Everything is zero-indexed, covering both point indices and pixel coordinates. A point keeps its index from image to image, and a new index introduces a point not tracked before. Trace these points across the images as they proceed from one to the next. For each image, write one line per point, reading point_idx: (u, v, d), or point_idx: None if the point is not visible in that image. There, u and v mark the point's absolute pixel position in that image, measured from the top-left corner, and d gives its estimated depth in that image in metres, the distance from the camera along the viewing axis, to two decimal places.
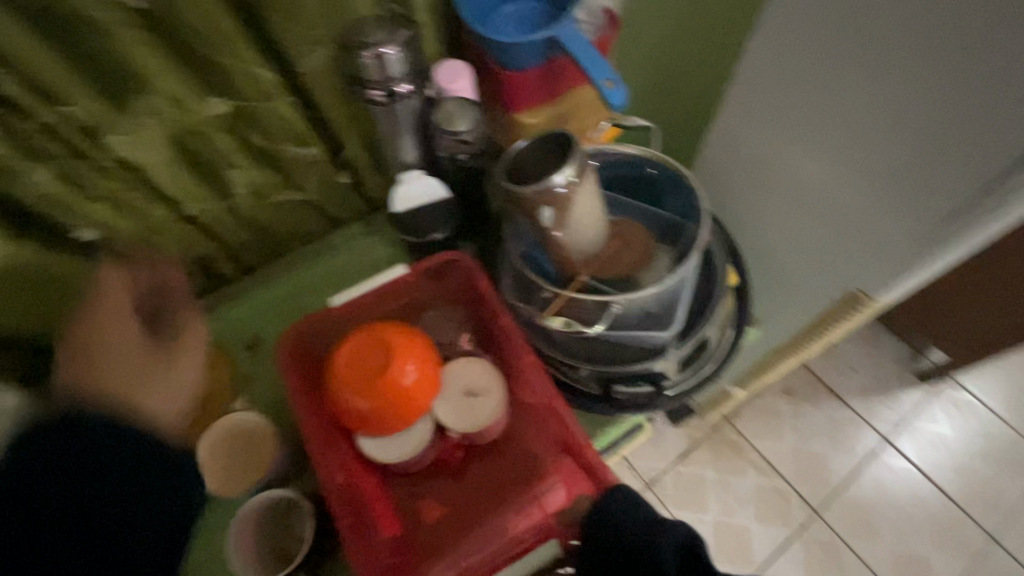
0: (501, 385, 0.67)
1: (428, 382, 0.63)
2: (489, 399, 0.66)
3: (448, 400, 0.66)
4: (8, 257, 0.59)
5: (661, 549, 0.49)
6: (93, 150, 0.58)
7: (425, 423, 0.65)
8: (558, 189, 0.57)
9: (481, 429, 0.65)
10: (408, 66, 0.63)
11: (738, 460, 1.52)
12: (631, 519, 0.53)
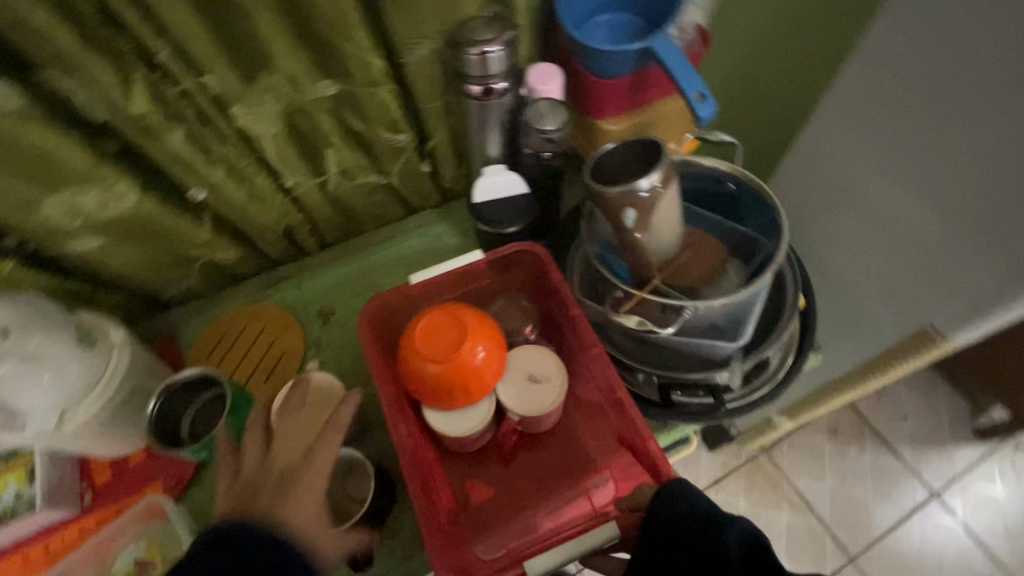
0: (563, 375, 0.69)
1: (495, 364, 0.65)
2: (550, 387, 0.68)
3: (511, 383, 0.69)
4: (134, 209, 0.65)
5: (725, 546, 0.50)
6: (219, 118, 0.64)
7: (487, 402, 0.67)
8: (642, 192, 0.58)
9: (542, 412, 0.67)
10: (507, 64, 0.66)
11: (773, 495, 1.47)
12: (691, 514, 0.53)
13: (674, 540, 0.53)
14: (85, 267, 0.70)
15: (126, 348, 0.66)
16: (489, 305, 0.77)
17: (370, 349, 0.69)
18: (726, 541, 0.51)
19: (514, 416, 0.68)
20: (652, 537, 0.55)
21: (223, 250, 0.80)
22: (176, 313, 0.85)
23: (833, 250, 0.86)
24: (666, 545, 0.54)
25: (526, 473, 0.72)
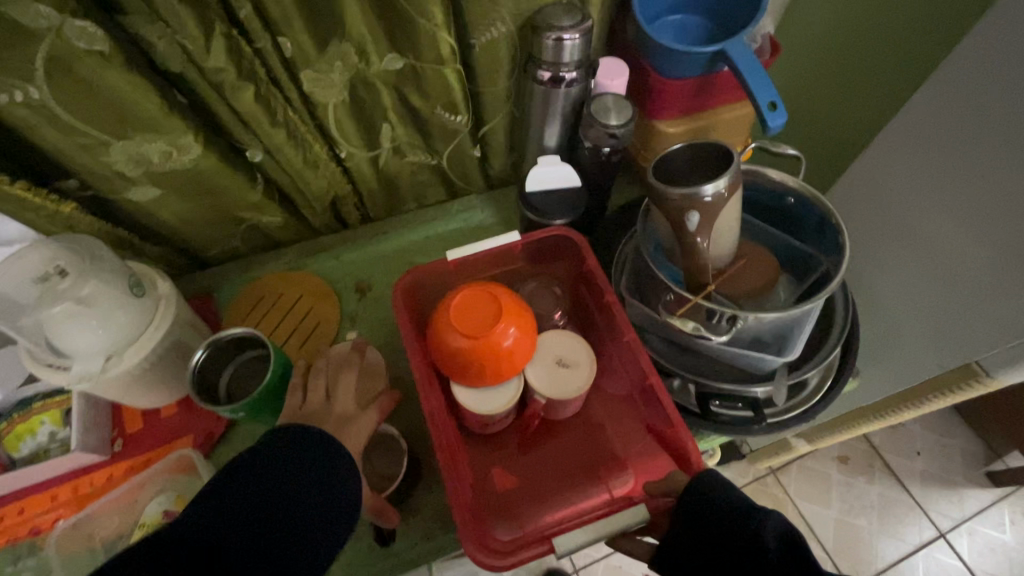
0: (593, 363, 0.68)
1: (527, 344, 0.64)
2: (579, 372, 0.68)
3: (540, 365, 0.68)
4: (194, 162, 0.64)
5: (763, 538, 0.49)
6: (287, 81, 0.64)
7: (515, 381, 0.66)
8: (706, 197, 0.58)
9: (573, 395, 0.66)
10: (580, 55, 0.66)
11: None
12: (728, 502, 0.53)
13: (709, 527, 0.53)
14: (137, 216, 0.70)
15: (172, 299, 0.66)
16: (520, 288, 0.79)
17: (404, 323, 0.69)
18: (764, 532, 0.49)
19: (541, 398, 0.67)
20: (686, 523, 0.54)
21: (270, 214, 0.80)
22: (215, 272, 0.85)
23: (881, 279, 0.84)
24: (700, 531, 0.53)
25: (550, 459, 0.72)
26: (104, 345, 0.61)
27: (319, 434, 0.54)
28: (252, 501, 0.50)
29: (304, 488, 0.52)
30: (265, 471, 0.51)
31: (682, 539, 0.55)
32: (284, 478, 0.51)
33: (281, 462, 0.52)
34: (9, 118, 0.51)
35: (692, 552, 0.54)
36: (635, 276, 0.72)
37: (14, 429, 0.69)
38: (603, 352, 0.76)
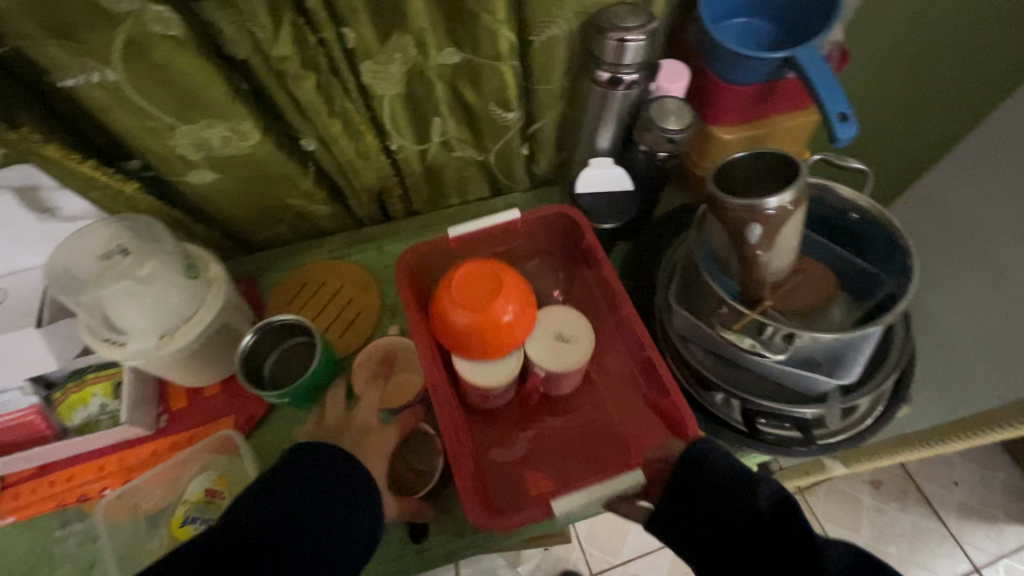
0: (593, 337, 0.67)
1: (526, 321, 0.62)
2: (578, 346, 0.66)
3: (540, 340, 0.66)
4: (251, 149, 0.65)
5: (758, 506, 0.55)
6: (346, 72, 0.64)
7: (515, 356, 0.64)
8: (770, 211, 0.55)
9: (574, 369, 0.65)
10: (643, 56, 0.64)
11: None
12: (726, 470, 0.58)
13: (707, 491, 0.58)
14: (193, 198, 0.71)
15: (219, 282, 0.67)
16: (523, 268, 0.79)
17: (406, 296, 0.68)
18: (757, 497, 0.55)
19: (540, 370, 0.66)
20: (685, 486, 0.59)
21: (318, 203, 0.80)
22: (261, 256, 0.86)
23: (955, 307, 0.81)
24: (697, 493, 0.58)
25: (556, 436, 0.71)
26: (156, 325, 0.62)
27: (343, 455, 0.56)
28: (278, 528, 0.51)
29: (329, 517, 0.53)
30: (288, 496, 0.53)
31: (678, 502, 0.59)
32: (309, 502, 0.53)
33: (312, 487, 0.54)
34: (84, 98, 0.52)
35: (685, 513, 0.59)
36: (684, 284, 0.69)
37: (69, 398, 0.71)
38: (603, 331, 0.75)
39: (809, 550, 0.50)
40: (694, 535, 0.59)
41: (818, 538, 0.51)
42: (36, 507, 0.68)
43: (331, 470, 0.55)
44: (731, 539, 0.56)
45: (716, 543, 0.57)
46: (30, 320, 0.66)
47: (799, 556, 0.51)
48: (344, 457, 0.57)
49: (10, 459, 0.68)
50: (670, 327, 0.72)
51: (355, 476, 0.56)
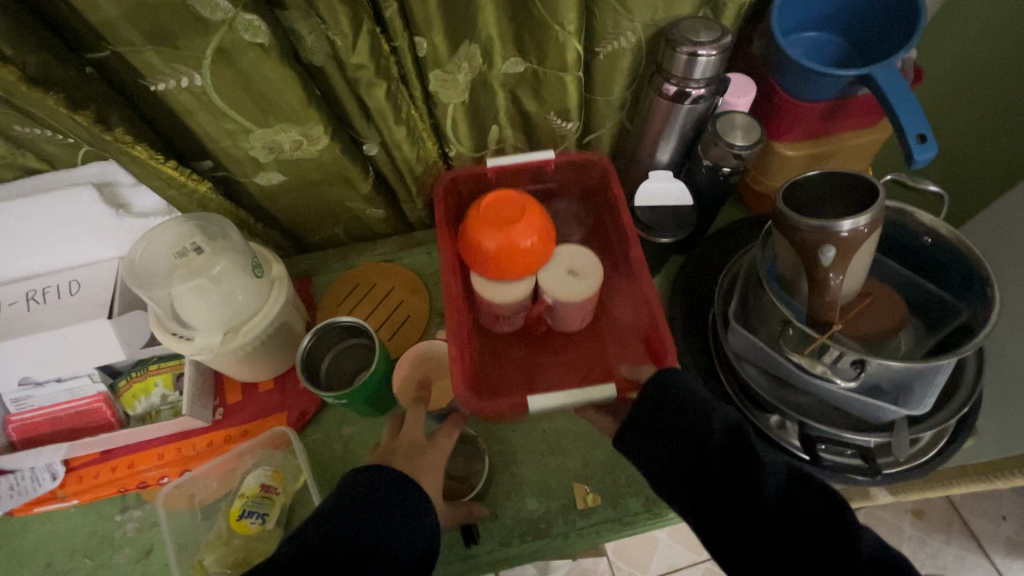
0: (600, 278, 0.72)
1: (539, 251, 0.69)
2: (585, 282, 0.71)
3: (551, 272, 0.72)
4: (318, 152, 0.66)
5: (716, 428, 0.56)
6: (414, 79, 0.65)
7: (527, 282, 0.70)
8: (843, 232, 0.54)
9: (579, 301, 0.71)
10: (713, 70, 0.63)
11: None
12: (692, 395, 0.59)
13: (672, 411, 0.58)
14: (257, 198, 0.73)
15: (282, 282, 0.69)
16: (551, 207, 0.85)
17: (439, 214, 0.75)
18: (716, 420, 0.56)
19: (548, 298, 0.72)
20: (651, 407, 0.60)
21: (374, 206, 0.81)
22: (315, 256, 0.88)
23: None
24: (662, 414, 0.59)
25: (555, 364, 0.78)
26: (222, 322, 0.64)
27: (402, 476, 0.57)
28: (347, 548, 0.51)
29: (391, 548, 0.53)
30: (355, 517, 0.53)
31: (642, 421, 0.60)
32: (374, 523, 0.53)
33: (376, 521, 0.53)
34: (170, 101, 0.54)
35: (647, 431, 0.59)
36: (743, 300, 0.68)
37: (132, 386, 0.73)
38: (614, 273, 0.81)
39: (757, 471, 0.52)
40: (650, 455, 0.59)
41: (765, 461, 0.53)
42: (99, 491, 0.71)
43: (398, 500, 0.55)
44: (684, 458, 0.56)
45: (667, 461, 0.57)
46: (103, 311, 0.69)
47: (747, 475, 0.52)
48: (412, 490, 0.56)
49: (76, 445, 0.70)
50: (727, 348, 0.70)
51: (420, 511, 0.55)
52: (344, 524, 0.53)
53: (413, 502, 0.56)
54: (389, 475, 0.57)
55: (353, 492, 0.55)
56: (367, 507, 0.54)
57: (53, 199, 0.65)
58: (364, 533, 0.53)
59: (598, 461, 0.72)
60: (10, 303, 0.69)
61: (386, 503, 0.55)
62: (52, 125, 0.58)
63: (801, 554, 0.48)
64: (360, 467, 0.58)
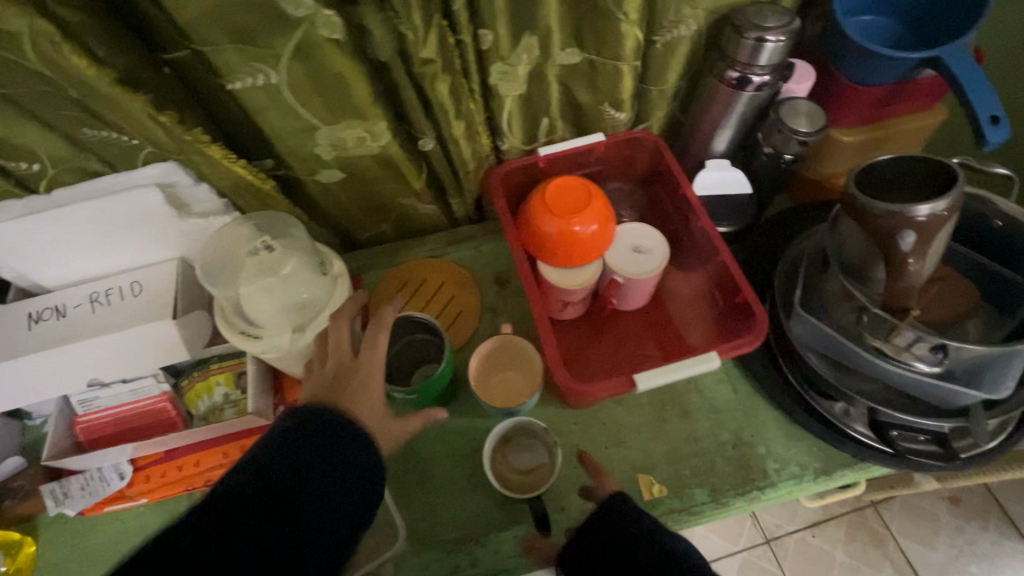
0: (667, 251, 0.73)
1: (604, 235, 0.70)
2: (651, 258, 0.73)
3: (618, 254, 0.74)
4: (380, 147, 0.66)
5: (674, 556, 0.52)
6: (475, 73, 0.65)
7: (594, 265, 0.72)
8: (920, 218, 0.54)
9: (647, 276, 0.72)
10: (779, 56, 0.62)
11: (875, 551, 1.35)
12: (638, 524, 0.55)
13: (619, 540, 0.55)
14: (314, 195, 0.72)
15: (342, 278, 0.69)
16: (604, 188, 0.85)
17: (502, 207, 0.76)
18: (670, 550, 0.53)
19: (618, 277, 0.73)
20: (590, 533, 0.57)
21: (424, 203, 0.81)
22: (362, 254, 0.87)
23: None
24: (608, 541, 0.55)
25: (616, 344, 0.78)
26: (290, 319, 0.63)
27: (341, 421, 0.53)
28: (269, 499, 0.48)
29: (323, 503, 0.49)
30: (283, 466, 0.50)
31: (584, 551, 0.56)
32: (304, 473, 0.50)
33: (306, 474, 0.50)
34: (244, 100, 0.54)
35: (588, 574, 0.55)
36: (807, 288, 0.68)
37: (194, 386, 0.74)
38: (678, 248, 0.81)
39: None
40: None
41: None
42: (168, 490, 0.72)
43: (327, 449, 0.52)
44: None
45: None
46: (167, 312, 0.69)
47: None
48: (366, 452, 0.53)
49: (140, 445, 0.70)
50: (791, 338, 0.70)
51: (351, 458, 0.53)
52: (270, 474, 0.49)
53: (353, 460, 0.52)
54: (325, 422, 0.53)
55: (278, 442, 0.51)
56: (300, 459, 0.50)
57: (118, 201, 0.66)
58: (288, 475, 0.49)
59: (660, 452, 0.72)
60: (76, 305, 0.71)
61: (320, 455, 0.51)
62: (121, 127, 0.58)
63: None
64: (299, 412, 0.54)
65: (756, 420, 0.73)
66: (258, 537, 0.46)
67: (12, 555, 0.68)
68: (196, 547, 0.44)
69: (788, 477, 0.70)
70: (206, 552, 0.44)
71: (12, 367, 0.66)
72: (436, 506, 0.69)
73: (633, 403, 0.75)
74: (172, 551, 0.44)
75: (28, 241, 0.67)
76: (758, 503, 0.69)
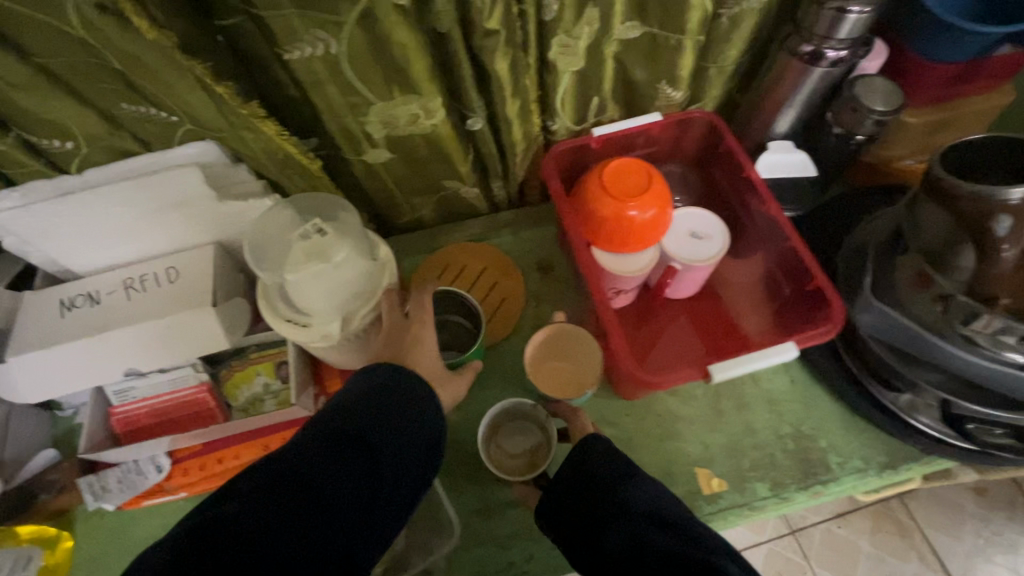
0: (727, 237, 0.70)
1: (664, 219, 0.67)
2: (711, 244, 0.70)
3: (674, 239, 0.71)
4: (431, 126, 0.62)
5: (634, 507, 0.51)
6: (534, 47, 0.61)
7: (652, 251, 0.69)
8: (1012, 201, 0.50)
9: (707, 263, 0.69)
10: (859, 30, 0.58)
11: (901, 543, 1.20)
12: (609, 473, 0.55)
13: (587, 488, 0.55)
14: (358, 176, 0.69)
15: (389, 265, 0.63)
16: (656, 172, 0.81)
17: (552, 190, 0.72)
18: (632, 502, 0.52)
19: (676, 264, 0.69)
20: (562, 477, 0.57)
21: (467, 186, 0.77)
22: (399, 240, 0.84)
23: None
24: (576, 488, 0.56)
25: (669, 332, 0.76)
26: (337, 308, 0.60)
27: (414, 381, 0.51)
28: (346, 455, 0.46)
29: (393, 459, 0.48)
30: (362, 420, 0.48)
31: (556, 500, 0.56)
32: (380, 430, 0.48)
33: (384, 429, 0.48)
34: (300, 72, 0.51)
35: (554, 509, 0.56)
36: (878, 276, 0.65)
37: (234, 375, 0.72)
38: (734, 234, 0.78)
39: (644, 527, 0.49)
40: (561, 530, 0.55)
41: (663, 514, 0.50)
42: (210, 482, 0.69)
43: (404, 407, 0.50)
44: (591, 538, 0.52)
45: (573, 514, 0.55)
46: (207, 299, 0.65)
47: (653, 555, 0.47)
48: (435, 415, 0.52)
49: (177, 439, 0.67)
50: (857, 329, 0.67)
51: (423, 419, 0.51)
52: (349, 429, 0.47)
53: (426, 419, 0.51)
54: (396, 376, 0.51)
55: (356, 393, 0.49)
56: (379, 413, 0.48)
57: (155, 181, 0.62)
58: (365, 429, 0.47)
59: (718, 445, 0.69)
60: (109, 291, 0.67)
61: (398, 411, 0.49)
62: (161, 101, 0.54)
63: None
64: (372, 368, 0.51)
65: (815, 412, 0.71)
66: (340, 487, 0.44)
67: (50, 550, 0.65)
68: (279, 490, 0.43)
69: (851, 470, 0.68)
70: (283, 501, 0.43)
71: (47, 356, 0.63)
72: (488, 501, 0.67)
73: (689, 395, 0.72)
74: (252, 497, 0.43)
75: (59, 223, 0.64)
76: (820, 497, 0.67)
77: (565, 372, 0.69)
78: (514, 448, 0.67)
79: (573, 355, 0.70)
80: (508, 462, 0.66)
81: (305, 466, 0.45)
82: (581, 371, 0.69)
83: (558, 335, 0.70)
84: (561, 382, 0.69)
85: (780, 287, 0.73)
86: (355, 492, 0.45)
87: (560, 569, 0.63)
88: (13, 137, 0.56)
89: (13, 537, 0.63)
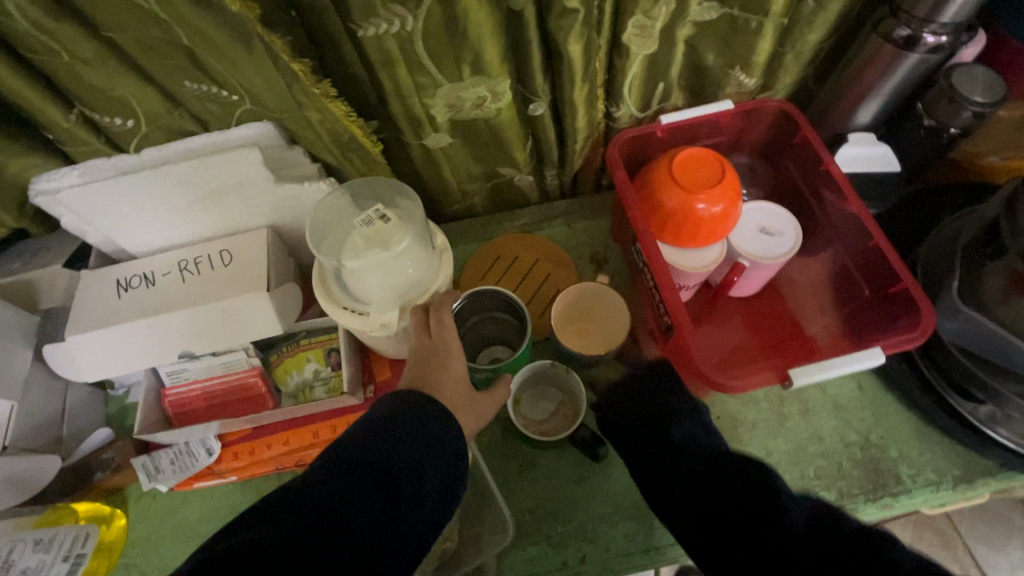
0: (799, 235, 0.67)
1: (735, 214, 0.63)
2: (781, 241, 0.67)
3: (742, 234, 0.67)
4: (495, 111, 0.60)
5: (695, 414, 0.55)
6: (608, 29, 0.58)
7: (719, 247, 0.66)
8: None
9: (778, 261, 0.66)
10: (962, 14, 0.54)
11: (945, 557, 1.10)
12: (676, 397, 0.57)
13: (652, 390, 0.58)
14: (416, 159, 0.67)
15: (447, 253, 0.62)
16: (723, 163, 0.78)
17: (617, 180, 0.69)
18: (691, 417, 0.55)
19: (744, 261, 0.66)
20: (633, 381, 0.60)
21: (522, 174, 0.74)
22: (449, 228, 0.82)
23: None
24: (641, 392, 0.58)
25: (730, 332, 0.73)
26: (396, 297, 0.58)
27: (440, 407, 0.49)
28: (363, 482, 0.43)
29: (412, 489, 0.45)
30: (381, 447, 0.45)
31: (622, 400, 0.59)
32: (398, 457, 0.45)
33: (405, 454, 0.45)
34: (371, 50, 0.49)
35: (620, 401, 0.59)
36: (966, 280, 0.60)
37: (284, 361, 0.71)
38: (805, 232, 0.75)
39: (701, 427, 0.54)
40: (616, 423, 0.59)
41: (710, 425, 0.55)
42: (260, 467, 0.69)
43: (422, 431, 0.47)
44: (649, 433, 0.55)
45: (635, 415, 0.57)
46: (261, 283, 0.64)
47: (758, 511, 0.43)
48: (456, 445, 0.49)
49: (227, 423, 0.67)
50: (938, 336, 0.63)
51: (442, 448, 0.48)
52: (367, 453, 0.45)
53: (449, 449, 0.48)
54: (415, 402, 0.49)
55: (379, 417, 0.48)
56: (398, 438, 0.46)
57: (212, 161, 0.61)
58: (382, 452, 0.45)
59: (780, 451, 0.67)
60: (164, 273, 0.67)
61: (417, 439, 0.47)
62: (224, 80, 0.53)
63: (715, 511, 0.45)
64: (393, 395, 0.50)
65: (886, 420, 0.68)
66: (360, 515, 0.42)
67: (106, 526, 0.66)
68: (295, 520, 0.40)
69: (923, 484, 0.64)
70: (300, 520, 0.40)
71: (107, 337, 0.63)
72: (541, 498, 0.65)
73: (751, 399, 0.70)
74: (266, 520, 0.40)
75: (115, 204, 0.63)
76: (890, 510, 0.64)
77: (597, 318, 0.70)
78: (545, 411, 0.68)
79: (583, 300, 0.71)
80: (542, 426, 0.67)
81: (322, 489, 0.42)
82: (602, 303, 0.70)
83: (562, 314, 0.70)
84: (607, 327, 0.70)
85: (854, 286, 0.70)
86: (375, 519, 0.42)
87: (616, 571, 0.61)
88: (75, 115, 0.56)
89: (72, 514, 0.65)
